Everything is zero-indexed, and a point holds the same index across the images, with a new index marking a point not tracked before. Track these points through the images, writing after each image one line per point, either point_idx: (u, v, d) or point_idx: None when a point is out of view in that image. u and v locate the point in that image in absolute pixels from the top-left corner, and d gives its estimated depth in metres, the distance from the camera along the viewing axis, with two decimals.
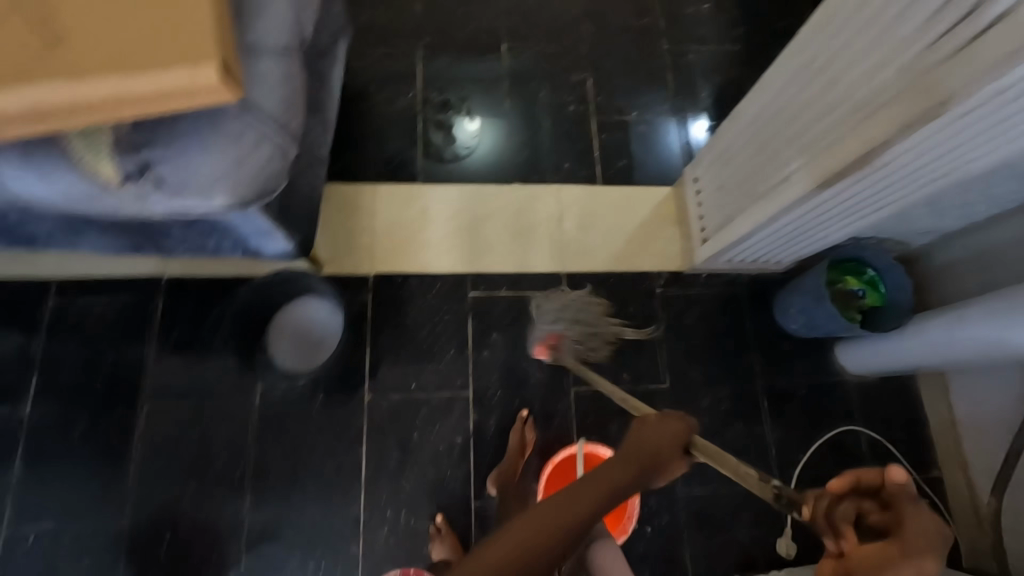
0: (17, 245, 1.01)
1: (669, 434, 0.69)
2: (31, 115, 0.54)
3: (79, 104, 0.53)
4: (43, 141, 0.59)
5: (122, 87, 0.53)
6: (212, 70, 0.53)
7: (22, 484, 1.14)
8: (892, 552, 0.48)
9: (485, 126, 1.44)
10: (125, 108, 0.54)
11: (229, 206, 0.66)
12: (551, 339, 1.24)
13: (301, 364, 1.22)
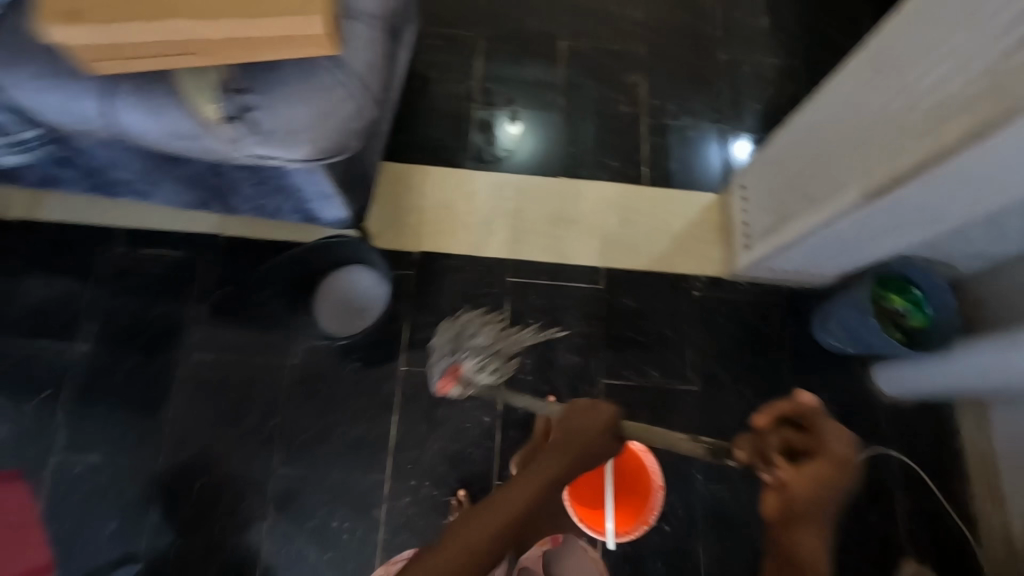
0: (96, 189, 1.07)
1: (597, 419, 0.77)
2: (161, 47, 0.61)
3: (203, 40, 0.60)
4: (161, 79, 0.65)
5: (242, 27, 0.60)
6: (320, 21, 0.61)
7: (70, 416, 1.19)
8: (820, 471, 0.62)
9: (524, 131, 1.46)
10: (241, 48, 0.62)
11: (308, 159, 0.69)
12: (455, 368, 1.15)
13: (341, 329, 1.24)
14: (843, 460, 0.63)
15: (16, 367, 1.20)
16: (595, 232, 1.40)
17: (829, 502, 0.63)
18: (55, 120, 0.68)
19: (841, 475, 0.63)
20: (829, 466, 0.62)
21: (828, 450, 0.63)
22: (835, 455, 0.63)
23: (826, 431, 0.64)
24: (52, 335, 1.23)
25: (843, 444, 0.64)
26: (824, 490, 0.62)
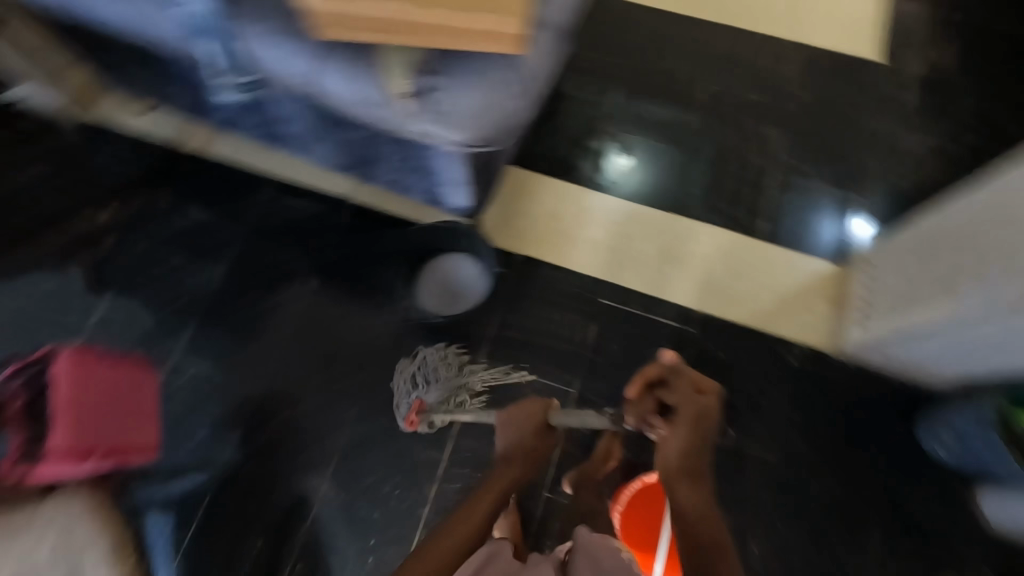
0: (268, 136, 1.22)
1: (532, 413, 1.07)
2: (375, 24, 0.67)
3: (415, 24, 0.67)
4: (365, 51, 0.72)
5: (453, 18, 0.67)
6: (518, 23, 0.68)
7: (193, 327, 1.34)
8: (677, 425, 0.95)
9: (628, 165, 1.47)
10: (443, 35, 0.69)
11: (469, 142, 0.76)
12: (414, 405, 1.23)
13: (441, 309, 1.31)
14: (711, 404, 0.97)
15: (161, 275, 1.37)
16: (698, 275, 1.38)
17: (697, 436, 0.94)
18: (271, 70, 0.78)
19: (710, 410, 0.97)
20: (698, 407, 0.96)
21: (696, 393, 0.98)
22: (703, 399, 0.97)
23: (688, 384, 0.99)
24: (195, 254, 1.39)
25: (706, 389, 0.99)
26: (693, 424, 0.94)
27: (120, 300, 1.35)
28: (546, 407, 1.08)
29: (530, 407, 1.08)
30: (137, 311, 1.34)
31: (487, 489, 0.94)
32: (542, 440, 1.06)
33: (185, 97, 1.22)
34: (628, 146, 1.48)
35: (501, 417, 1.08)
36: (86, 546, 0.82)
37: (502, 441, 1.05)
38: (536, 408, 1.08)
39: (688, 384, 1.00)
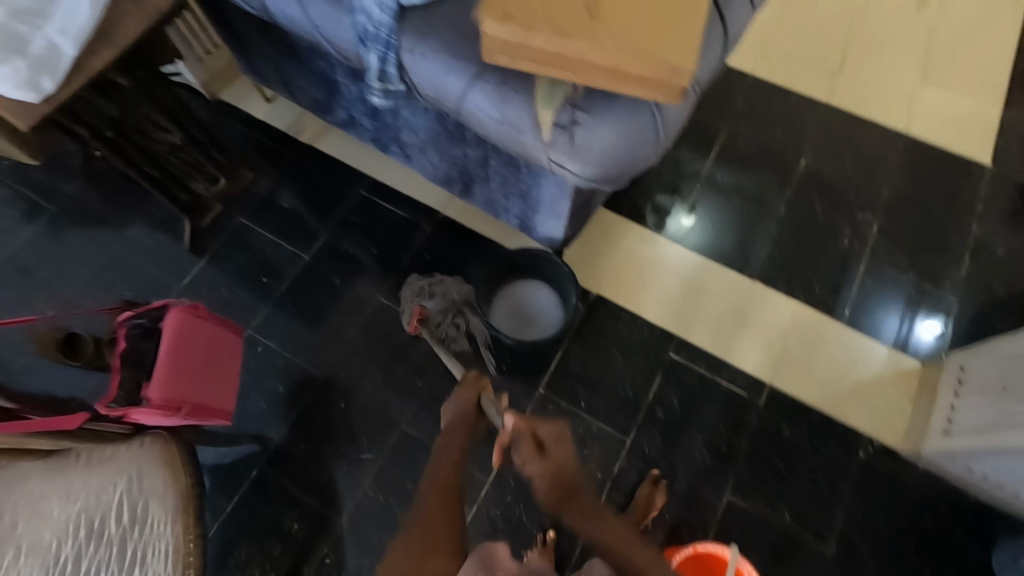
0: (382, 138, 1.29)
1: (468, 403, 0.91)
2: (541, 54, 0.66)
3: (581, 59, 0.65)
4: (520, 79, 0.74)
5: (621, 62, 0.64)
6: (686, 78, 0.64)
7: (273, 305, 1.39)
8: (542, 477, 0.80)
9: (690, 224, 1.46)
10: (604, 77, 0.66)
11: (597, 177, 0.77)
12: (415, 312, 1.26)
13: (510, 329, 1.27)
14: (562, 449, 0.81)
15: (253, 251, 1.44)
16: (771, 346, 1.35)
17: (566, 481, 0.80)
18: (422, 82, 0.80)
19: (565, 455, 0.81)
20: (546, 468, 0.79)
21: (537, 459, 0.80)
22: (552, 454, 0.80)
23: (530, 448, 0.80)
24: (287, 237, 1.45)
25: (553, 435, 0.82)
26: (554, 484, 0.79)
27: (213, 267, 1.42)
28: (476, 389, 0.92)
29: (469, 386, 0.92)
30: (226, 280, 1.41)
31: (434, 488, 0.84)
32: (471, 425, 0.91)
33: (312, 92, 1.30)
34: (692, 205, 1.48)
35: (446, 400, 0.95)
36: (155, 495, 0.87)
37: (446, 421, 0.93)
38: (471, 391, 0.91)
39: (534, 443, 0.81)
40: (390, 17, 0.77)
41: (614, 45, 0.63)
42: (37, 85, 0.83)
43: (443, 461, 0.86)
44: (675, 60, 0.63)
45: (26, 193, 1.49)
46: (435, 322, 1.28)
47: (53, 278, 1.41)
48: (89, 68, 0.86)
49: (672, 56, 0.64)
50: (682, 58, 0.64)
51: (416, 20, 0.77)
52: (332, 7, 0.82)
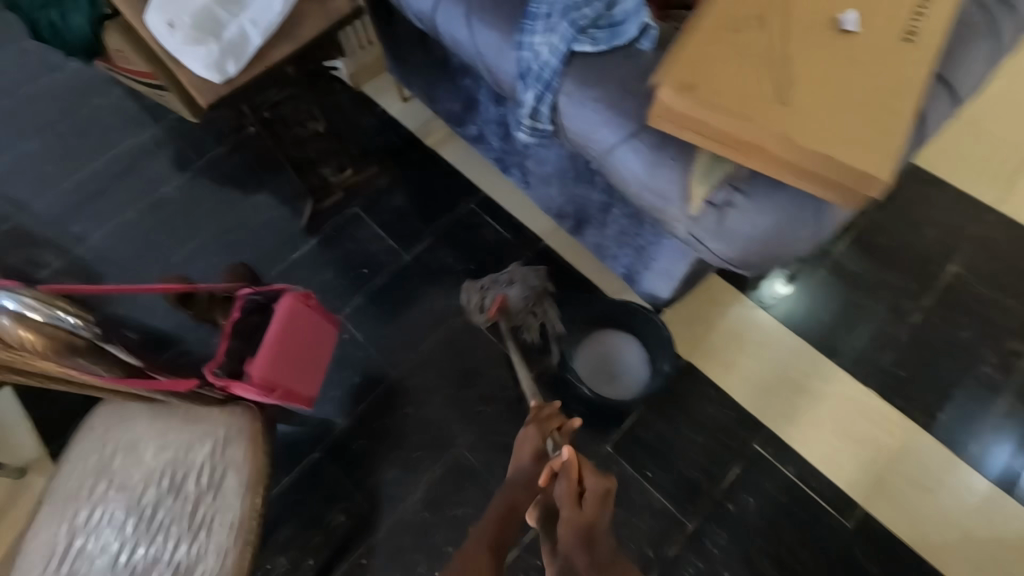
0: (506, 159, 1.29)
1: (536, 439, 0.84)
2: (715, 134, 0.61)
3: (761, 147, 0.60)
4: (679, 148, 0.70)
5: (805, 157, 0.58)
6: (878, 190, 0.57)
7: (366, 297, 1.44)
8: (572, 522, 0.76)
9: (788, 293, 1.35)
10: (779, 168, 0.61)
11: (737, 261, 0.72)
12: (499, 301, 1.25)
13: (591, 382, 1.22)
14: (597, 508, 0.78)
15: (361, 241, 1.49)
16: (872, 467, 1.20)
17: (594, 536, 0.76)
18: (571, 128, 0.79)
19: (599, 514, 0.78)
20: (579, 520, 0.76)
21: (571, 507, 0.76)
22: (587, 508, 0.77)
23: (572, 488, 0.76)
24: (395, 235, 1.50)
25: (596, 491, 0.78)
26: (580, 536, 0.76)
27: (323, 249, 1.50)
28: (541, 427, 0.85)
29: (534, 429, 0.85)
30: (332, 263, 1.48)
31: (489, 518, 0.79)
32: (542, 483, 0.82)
33: (450, 104, 1.34)
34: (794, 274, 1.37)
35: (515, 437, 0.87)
36: (234, 465, 0.88)
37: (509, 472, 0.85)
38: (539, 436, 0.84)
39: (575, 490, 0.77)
40: (557, 60, 0.76)
41: (802, 139, 0.58)
42: (222, 68, 0.90)
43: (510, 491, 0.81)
44: (867, 168, 0.57)
45: (182, 148, 1.65)
46: (515, 313, 1.28)
47: (188, 230, 1.55)
48: (268, 60, 0.93)
49: (865, 162, 0.57)
50: (876, 167, 0.57)
51: (582, 67, 0.75)
52: (500, 39, 0.82)
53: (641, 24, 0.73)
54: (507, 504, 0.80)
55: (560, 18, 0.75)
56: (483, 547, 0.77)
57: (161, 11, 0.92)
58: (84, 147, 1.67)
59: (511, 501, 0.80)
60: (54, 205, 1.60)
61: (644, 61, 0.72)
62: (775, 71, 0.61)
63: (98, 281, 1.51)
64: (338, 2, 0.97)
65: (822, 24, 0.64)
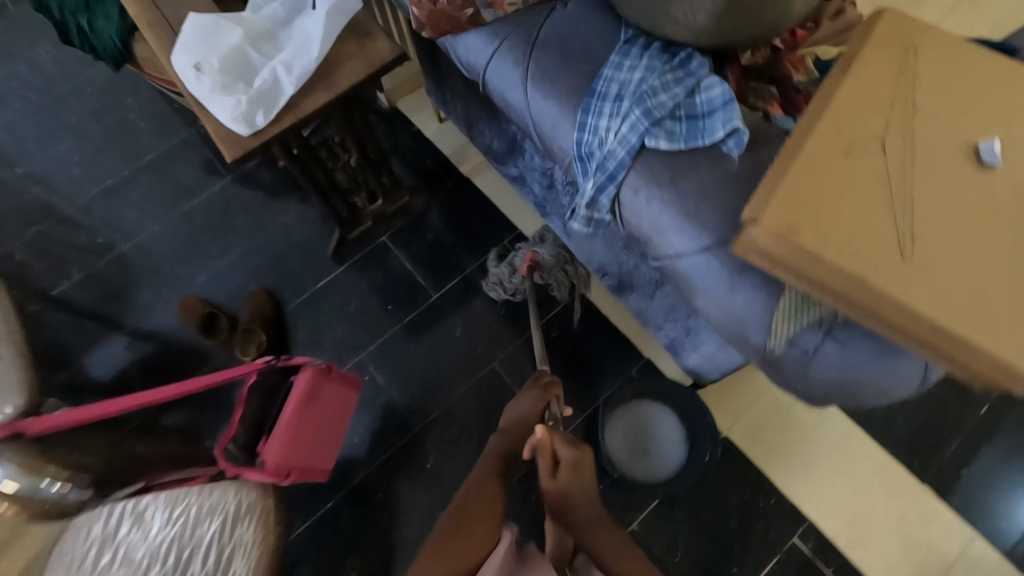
0: (546, 205, 1.18)
1: (534, 403, 0.91)
2: (824, 288, 0.51)
3: (876, 313, 0.50)
4: (765, 279, 0.59)
5: (933, 335, 0.48)
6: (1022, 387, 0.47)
7: (391, 336, 1.37)
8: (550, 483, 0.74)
9: None
10: (897, 336, 0.51)
11: (819, 400, 0.64)
12: (528, 257, 1.23)
13: (621, 462, 1.14)
14: (574, 477, 0.74)
15: (389, 274, 1.42)
16: (922, 575, 1.11)
17: (573, 502, 0.75)
18: (635, 225, 0.69)
19: (577, 483, 0.75)
20: (554, 489, 0.74)
21: (550, 477, 0.74)
22: (563, 478, 0.74)
23: (546, 462, 0.73)
24: (425, 270, 1.42)
25: (571, 460, 0.74)
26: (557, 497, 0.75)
27: (350, 279, 1.42)
28: (542, 396, 0.91)
29: (534, 394, 0.91)
30: (357, 295, 1.41)
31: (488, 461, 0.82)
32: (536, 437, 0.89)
33: (491, 140, 1.23)
34: None
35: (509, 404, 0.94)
36: (243, 547, 0.82)
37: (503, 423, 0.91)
38: (534, 401, 0.90)
39: (552, 461, 0.74)
40: (626, 152, 0.66)
41: (930, 311, 0.48)
42: (251, 119, 0.82)
43: (510, 437, 0.86)
44: (1009, 358, 0.47)
45: (210, 159, 1.58)
46: (547, 271, 1.26)
47: (213, 248, 1.49)
48: (301, 109, 0.84)
49: (1004, 349, 0.47)
50: (1017, 355, 0.47)
51: (655, 161, 0.65)
52: (559, 115, 0.72)
53: (729, 121, 0.62)
54: (505, 448, 0.85)
55: (632, 105, 0.66)
56: (492, 473, 0.79)
57: (188, 53, 0.85)
58: (111, 152, 1.61)
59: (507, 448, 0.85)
60: (80, 212, 1.55)
61: (728, 167, 0.62)
62: (902, 218, 0.50)
63: (121, 296, 1.47)
64: (379, 46, 0.88)
65: (954, 156, 0.53)
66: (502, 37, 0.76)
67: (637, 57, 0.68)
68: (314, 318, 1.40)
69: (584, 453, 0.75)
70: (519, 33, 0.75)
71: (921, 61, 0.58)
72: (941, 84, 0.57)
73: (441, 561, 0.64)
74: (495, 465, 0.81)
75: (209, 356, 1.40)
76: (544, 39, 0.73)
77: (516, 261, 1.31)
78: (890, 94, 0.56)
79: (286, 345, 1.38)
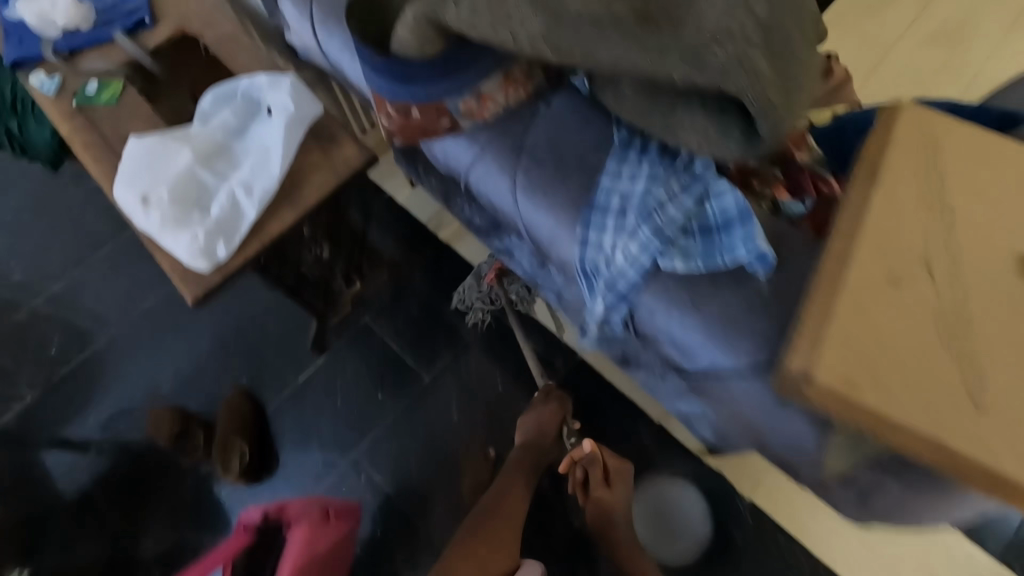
0: (536, 277, 1.04)
1: (553, 414, 1.10)
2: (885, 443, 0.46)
3: (951, 471, 0.44)
4: (814, 417, 0.53)
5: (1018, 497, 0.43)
6: None
7: (384, 430, 1.27)
8: (599, 492, 1.00)
9: None
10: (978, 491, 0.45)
11: (879, 518, 0.61)
12: (497, 264, 1.18)
13: (650, 544, 1.10)
14: (619, 487, 1.02)
15: (376, 358, 1.31)
16: None
17: (615, 508, 1.01)
18: (656, 343, 0.63)
19: (619, 493, 1.02)
20: (603, 497, 1.00)
21: (602, 486, 1.00)
22: (606, 488, 1.01)
23: (597, 475, 0.99)
24: (412, 348, 1.31)
25: (613, 471, 1.02)
26: (599, 505, 1.01)
27: (334, 370, 1.31)
28: (559, 411, 1.09)
29: (553, 407, 1.10)
30: (344, 386, 1.30)
31: (511, 476, 1.04)
32: (557, 447, 1.11)
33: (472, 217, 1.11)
34: None
35: (526, 415, 1.12)
36: None
37: (523, 435, 1.11)
38: (552, 418, 1.09)
39: (602, 474, 1.00)
40: (637, 274, 0.60)
41: (1021, 476, 0.42)
42: (211, 251, 0.73)
43: (531, 450, 1.08)
44: None
45: None
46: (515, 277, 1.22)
47: (179, 348, 1.35)
48: (267, 233, 0.76)
49: None
50: None
51: (672, 283, 0.59)
52: (558, 230, 0.66)
53: (749, 235, 0.56)
54: (530, 461, 1.07)
55: (639, 222, 0.60)
56: (517, 482, 1.04)
57: (133, 184, 0.75)
58: (52, 250, 1.45)
59: (533, 460, 1.07)
60: (26, 323, 1.40)
61: (754, 287, 0.57)
62: (964, 357, 0.45)
63: (83, 414, 1.33)
64: (346, 151, 0.81)
65: (1009, 269, 0.48)
66: (485, 143, 0.69)
67: (636, 162, 0.62)
68: (301, 417, 1.29)
69: (622, 468, 1.03)
70: (503, 139, 0.68)
71: (951, 158, 0.52)
72: (979, 182, 0.51)
73: (484, 556, 0.91)
74: (522, 474, 1.05)
75: (188, 472, 1.27)
76: (531, 146, 0.67)
77: (483, 269, 1.26)
78: (926, 204, 0.51)
79: (271, 450, 1.27)
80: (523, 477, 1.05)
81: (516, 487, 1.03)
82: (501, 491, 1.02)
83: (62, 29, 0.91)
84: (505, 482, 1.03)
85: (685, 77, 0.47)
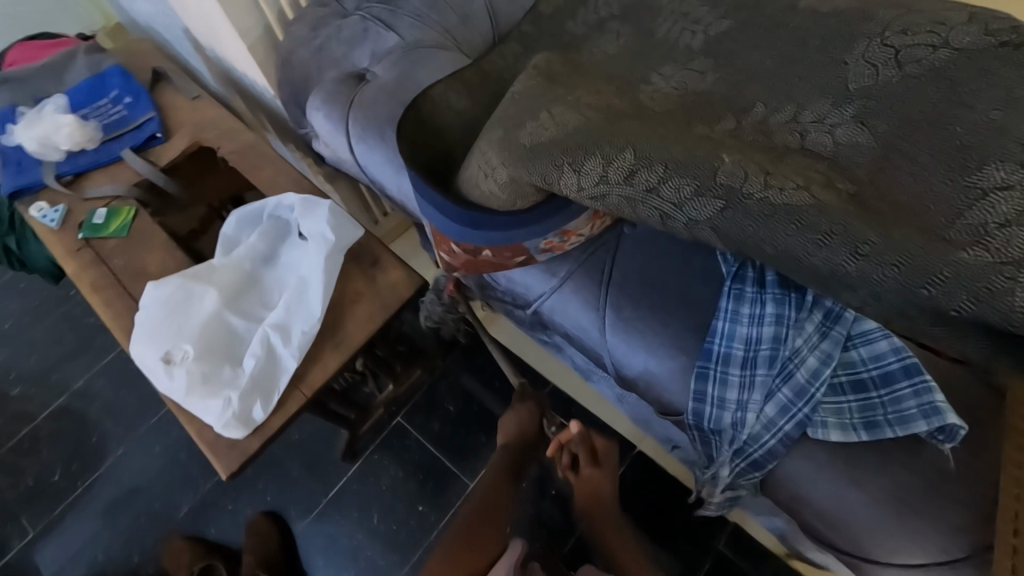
0: (580, 369, 0.81)
1: (530, 414, 0.90)
2: None
3: None
4: None
5: None
6: None
7: (426, 554, 1.07)
8: (589, 473, 0.83)
9: None
10: None
11: None
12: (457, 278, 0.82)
13: None
14: (610, 468, 0.85)
15: (412, 466, 1.14)
16: None
17: (608, 497, 0.83)
18: (804, 522, 0.52)
19: (611, 473, 0.85)
20: (594, 479, 0.83)
21: (589, 465, 0.82)
22: (597, 470, 0.83)
23: (587, 454, 0.82)
24: (452, 452, 1.14)
25: (602, 449, 0.85)
26: (591, 493, 0.83)
27: (367, 481, 1.14)
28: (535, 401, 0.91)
29: (531, 404, 0.91)
30: (379, 500, 1.12)
31: (487, 474, 0.88)
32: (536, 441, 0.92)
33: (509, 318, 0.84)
34: None
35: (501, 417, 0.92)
36: None
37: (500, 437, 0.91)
38: (530, 414, 0.90)
39: (590, 454, 0.83)
40: (780, 443, 0.49)
41: None
42: (247, 416, 0.63)
43: (508, 448, 0.89)
44: None
45: None
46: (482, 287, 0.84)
47: (189, 465, 1.19)
48: (307, 385, 0.66)
49: None
50: None
51: (824, 454, 0.48)
52: (662, 378, 0.55)
53: (925, 401, 0.46)
54: (510, 461, 0.88)
55: (772, 378, 0.50)
56: (494, 482, 0.86)
57: (154, 340, 0.66)
58: (49, 362, 1.31)
59: (509, 458, 0.88)
60: (16, 448, 1.24)
61: (932, 459, 0.46)
62: None
63: (78, 554, 1.14)
64: (392, 276, 0.71)
65: None
66: (567, 277, 0.60)
67: (757, 301, 0.52)
68: (330, 542, 1.11)
69: (612, 448, 0.86)
70: (589, 273, 0.59)
71: None
72: None
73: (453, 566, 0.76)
74: (501, 477, 0.87)
75: None
76: (621, 280, 0.58)
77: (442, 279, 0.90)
78: None
79: None
80: (500, 474, 0.87)
81: (500, 486, 0.86)
82: (475, 495, 0.85)
83: (66, 151, 0.82)
84: (483, 486, 0.86)
85: (951, 299, 0.30)
